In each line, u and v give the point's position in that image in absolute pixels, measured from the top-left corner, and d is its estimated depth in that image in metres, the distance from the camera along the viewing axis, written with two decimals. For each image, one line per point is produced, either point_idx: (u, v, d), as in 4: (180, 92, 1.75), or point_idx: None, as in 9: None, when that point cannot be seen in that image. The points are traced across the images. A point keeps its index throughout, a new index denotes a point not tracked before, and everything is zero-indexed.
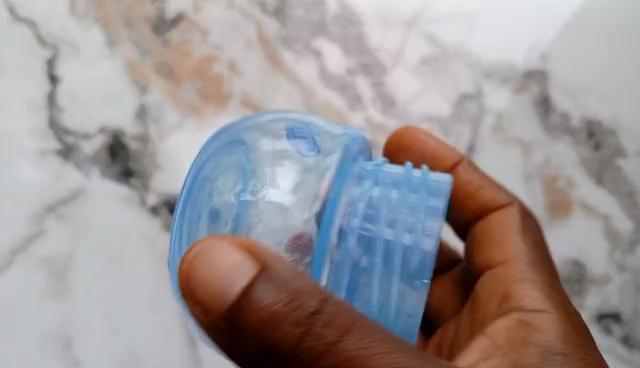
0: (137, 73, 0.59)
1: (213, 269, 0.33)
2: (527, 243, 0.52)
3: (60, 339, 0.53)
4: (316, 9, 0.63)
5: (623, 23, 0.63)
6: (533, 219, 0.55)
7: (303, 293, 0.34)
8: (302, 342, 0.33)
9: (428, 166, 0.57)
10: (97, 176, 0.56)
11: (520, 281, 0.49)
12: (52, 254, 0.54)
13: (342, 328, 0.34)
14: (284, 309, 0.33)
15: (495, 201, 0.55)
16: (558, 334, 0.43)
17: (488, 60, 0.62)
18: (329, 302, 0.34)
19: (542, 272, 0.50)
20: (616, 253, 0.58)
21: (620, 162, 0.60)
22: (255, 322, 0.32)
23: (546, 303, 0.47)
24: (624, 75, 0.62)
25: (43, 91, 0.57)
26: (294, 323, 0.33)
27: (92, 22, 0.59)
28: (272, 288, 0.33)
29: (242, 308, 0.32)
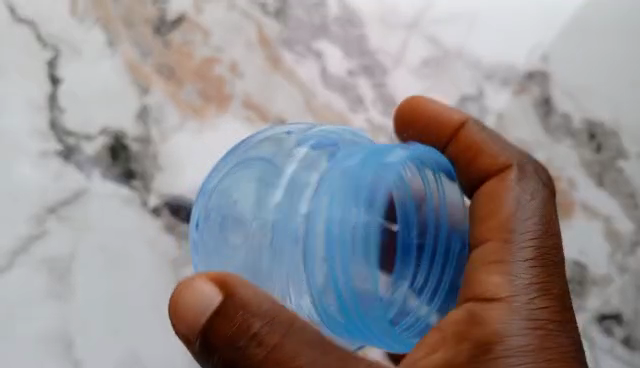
0: (137, 74, 0.58)
1: (190, 299, 0.41)
2: (525, 213, 0.48)
3: (62, 340, 0.54)
4: (317, 10, 0.62)
5: (623, 22, 0.62)
6: (538, 180, 0.50)
7: (258, 313, 0.40)
8: (259, 353, 0.40)
9: (437, 130, 0.56)
10: (98, 178, 0.56)
11: (517, 258, 0.47)
12: (53, 256, 0.55)
13: (291, 341, 0.40)
14: (243, 326, 0.40)
15: (497, 161, 0.52)
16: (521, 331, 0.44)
17: (488, 60, 0.61)
18: (279, 319, 0.40)
19: (535, 250, 0.47)
20: (617, 254, 0.59)
21: (622, 164, 0.60)
22: (222, 336, 0.40)
23: (525, 291, 0.46)
24: (623, 75, 0.62)
25: (44, 92, 0.57)
26: (251, 337, 0.40)
27: (93, 22, 0.58)
28: (232, 310, 0.40)
29: (213, 326, 0.40)
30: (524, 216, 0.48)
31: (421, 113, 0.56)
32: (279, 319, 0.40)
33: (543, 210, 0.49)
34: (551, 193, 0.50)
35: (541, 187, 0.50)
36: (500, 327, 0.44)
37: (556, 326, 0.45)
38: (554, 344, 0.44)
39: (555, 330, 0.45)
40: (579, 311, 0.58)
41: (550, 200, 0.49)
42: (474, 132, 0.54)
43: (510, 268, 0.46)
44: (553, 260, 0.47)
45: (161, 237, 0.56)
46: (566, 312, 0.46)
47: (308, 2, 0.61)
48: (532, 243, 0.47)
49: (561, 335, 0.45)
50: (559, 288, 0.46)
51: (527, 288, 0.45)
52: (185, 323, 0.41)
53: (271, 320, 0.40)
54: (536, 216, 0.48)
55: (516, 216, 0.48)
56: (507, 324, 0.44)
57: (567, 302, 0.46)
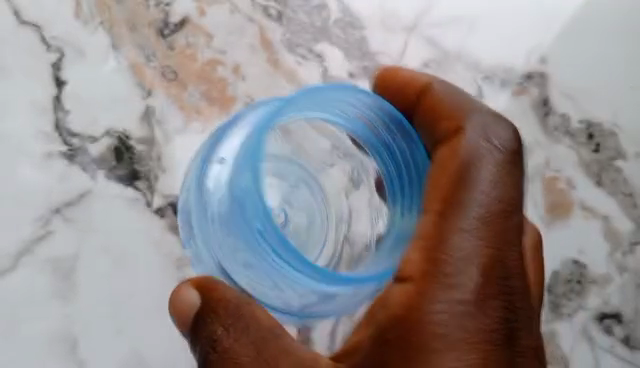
0: (141, 76, 0.59)
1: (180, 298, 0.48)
2: (480, 185, 0.47)
3: (66, 341, 0.55)
4: (319, 12, 0.62)
5: (619, 23, 0.63)
6: (493, 144, 0.48)
7: (229, 309, 0.46)
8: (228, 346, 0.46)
9: (403, 93, 0.52)
10: (102, 179, 0.57)
11: (462, 233, 0.46)
12: (58, 256, 0.55)
13: (256, 335, 0.46)
14: (216, 322, 0.46)
15: (454, 120, 0.49)
16: (441, 313, 0.45)
17: (488, 62, 0.62)
18: (245, 314, 0.46)
19: (480, 226, 0.46)
20: (617, 253, 0.59)
21: (620, 164, 0.61)
22: (202, 330, 0.47)
23: (458, 272, 0.46)
24: (620, 75, 0.62)
25: (49, 94, 0.57)
26: (222, 331, 0.46)
27: (97, 24, 0.59)
28: (210, 306, 0.47)
29: (198, 321, 0.47)
30: (480, 188, 0.47)
31: (391, 78, 0.53)
32: (242, 313, 0.46)
33: (498, 180, 0.47)
34: (512, 159, 0.48)
35: (502, 156, 0.48)
36: (423, 307, 0.45)
37: (482, 306, 0.46)
38: (474, 324, 0.45)
39: (479, 312, 0.45)
40: (579, 310, 0.58)
41: (510, 166, 0.48)
42: (438, 95, 0.51)
43: (453, 244, 0.46)
44: (494, 237, 0.47)
45: (165, 237, 0.57)
46: (500, 292, 0.46)
47: (310, 4, 0.62)
48: (478, 219, 0.46)
49: (485, 317, 0.46)
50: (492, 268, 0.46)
51: (462, 267, 0.46)
52: (179, 319, 0.48)
53: (234, 322, 0.46)
54: (490, 188, 0.47)
55: (470, 185, 0.47)
56: (430, 305, 0.45)
57: (503, 283, 0.46)
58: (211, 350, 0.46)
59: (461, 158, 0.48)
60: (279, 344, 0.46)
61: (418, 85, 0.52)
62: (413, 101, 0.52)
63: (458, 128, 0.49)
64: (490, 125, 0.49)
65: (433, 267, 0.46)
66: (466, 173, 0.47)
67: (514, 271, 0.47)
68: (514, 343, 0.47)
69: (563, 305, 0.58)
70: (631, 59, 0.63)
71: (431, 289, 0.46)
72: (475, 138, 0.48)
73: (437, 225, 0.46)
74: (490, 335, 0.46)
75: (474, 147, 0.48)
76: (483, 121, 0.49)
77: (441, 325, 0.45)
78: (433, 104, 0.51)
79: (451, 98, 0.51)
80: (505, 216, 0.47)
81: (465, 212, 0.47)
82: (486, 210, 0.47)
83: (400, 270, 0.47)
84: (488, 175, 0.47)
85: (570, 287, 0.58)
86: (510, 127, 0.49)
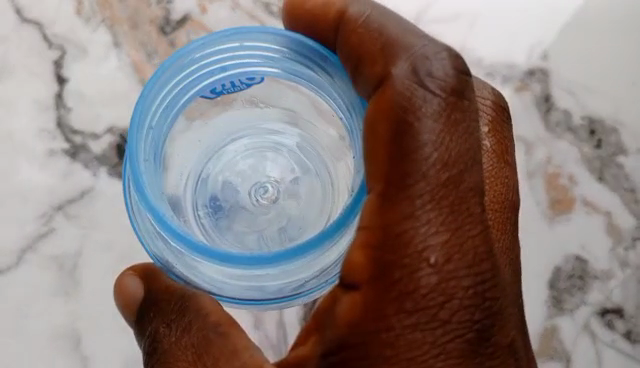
0: (142, 72, 0.58)
1: (128, 291, 0.45)
2: (428, 145, 0.38)
3: (70, 337, 0.55)
4: None
5: (619, 20, 0.63)
6: (425, 88, 0.39)
7: (171, 302, 0.42)
8: (175, 343, 0.42)
9: (315, 27, 0.44)
10: (105, 177, 0.56)
11: (410, 221, 0.38)
12: (60, 253, 0.55)
13: (200, 331, 0.42)
14: (162, 318, 0.43)
15: (378, 62, 0.41)
16: (406, 324, 0.38)
17: (490, 58, 0.62)
18: (189, 307, 0.42)
19: (430, 199, 0.38)
20: (619, 248, 0.59)
21: (622, 160, 0.61)
22: (150, 329, 0.43)
23: (408, 265, 0.38)
24: (620, 72, 0.62)
25: (51, 91, 0.58)
26: (168, 328, 0.43)
27: (99, 21, 0.59)
28: (156, 298, 0.43)
29: (145, 316, 0.44)
30: (423, 153, 0.38)
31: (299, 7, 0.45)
32: (189, 304, 0.42)
33: (442, 135, 0.39)
34: (455, 104, 0.40)
35: (442, 102, 0.39)
36: (369, 327, 0.38)
37: (438, 311, 0.38)
38: (430, 337, 0.38)
39: (434, 324, 0.38)
40: (581, 305, 0.58)
41: (450, 116, 0.39)
42: (357, 21, 0.43)
43: (402, 239, 0.38)
44: (452, 210, 0.39)
45: None
46: (468, 281, 0.39)
47: None
48: (427, 200, 0.38)
49: (449, 324, 0.38)
50: (457, 250, 0.39)
51: (412, 266, 0.38)
52: (127, 309, 0.45)
53: (176, 318, 0.42)
54: (433, 149, 0.39)
55: (412, 151, 0.38)
56: (378, 323, 0.38)
57: (466, 276, 0.39)
58: (153, 350, 0.43)
59: (396, 120, 0.39)
60: (226, 344, 0.41)
61: (333, 12, 0.44)
62: (332, 32, 0.44)
63: (384, 74, 0.40)
64: (422, 60, 0.40)
65: (380, 271, 0.38)
66: (403, 135, 0.39)
67: (481, 254, 0.39)
68: (499, 355, 0.40)
69: (565, 301, 0.58)
70: (631, 56, 0.63)
71: (382, 293, 0.38)
72: (405, 90, 0.39)
73: (378, 214, 0.38)
74: (452, 344, 0.38)
75: (407, 95, 0.39)
76: (412, 58, 0.40)
77: (390, 347, 0.38)
78: (358, 42, 0.42)
79: (375, 31, 0.42)
80: (455, 179, 0.39)
81: (408, 194, 0.38)
82: (433, 185, 0.39)
83: (347, 273, 0.39)
84: (430, 130, 0.39)
85: (572, 283, 0.58)
86: (446, 54, 0.40)
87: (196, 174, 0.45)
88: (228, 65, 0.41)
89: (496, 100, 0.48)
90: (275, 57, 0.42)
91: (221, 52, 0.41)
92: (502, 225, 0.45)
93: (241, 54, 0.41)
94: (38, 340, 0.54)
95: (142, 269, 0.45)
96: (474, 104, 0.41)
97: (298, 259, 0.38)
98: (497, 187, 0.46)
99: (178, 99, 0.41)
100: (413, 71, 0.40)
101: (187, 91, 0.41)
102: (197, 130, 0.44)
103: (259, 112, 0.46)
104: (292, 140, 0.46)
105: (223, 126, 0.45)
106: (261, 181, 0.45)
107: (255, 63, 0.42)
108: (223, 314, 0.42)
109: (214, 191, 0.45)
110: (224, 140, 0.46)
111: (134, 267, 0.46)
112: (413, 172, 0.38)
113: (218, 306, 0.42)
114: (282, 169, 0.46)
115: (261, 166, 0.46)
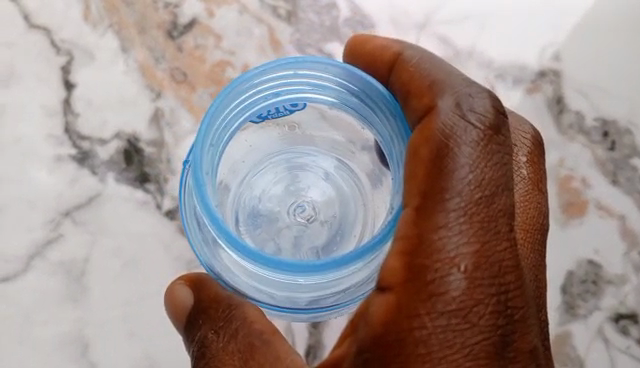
0: (149, 77, 0.58)
1: (176, 299, 0.45)
2: (468, 166, 0.38)
3: (78, 343, 0.54)
4: (329, 11, 0.61)
5: (627, 19, 0.62)
6: (469, 120, 0.39)
7: (220, 309, 0.43)
8: (222, 349, 0.42)
9: (370, 69, 0.46)
10: (112, 182, 0.56)
11: (442, 231, 0.37)
12: (68, 259, 0.55)
13: (248, 341, 0.42)
14: (209, 323, 0.43)
15: (426, 94, 0.41)
16: (441, 324, 0.37)
17: (500, 59, 0.61)
18: (238, 315, 0.42)
19: (468, 215, 0.38)
20: (632, 252, 0.58)
21: (636, 162, 0.60)
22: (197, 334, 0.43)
23: (445, 269, 0.37)
24: (630, 71, 0.61)
25: (59, 97, 0.57)
26: (215, 335, 0.42)
27: (106, 27, 0.59)
28: (204, 305, 0.43)
29: (192, 322, 0.44)
30: (459, 173, 0.38)
31: (363, 48, 0.47)
32: (236, 313, 0.42)
33: (478, 160, 0.39)
34: (494, 137, 0.39)
35: (480, 134, 0.39)
36: (402, 324, 0.37)
37: (468, 312, 0.37)
38: (460, 337, 0.37)
39: (464, 324, 0.37)
40: (595, 311, 0.57)
41: (489, 145, 0.39)
42: (409, 62, 0.44)
43: (432, 246, 0.37)
44: (485, 223, 0.38)
45: (176, 240, 0.55)
46: (492, 290, 0.38)
47: (319, 2, 0.61)
48: (461, 213, 0.38)
49: (477, 326, 0.37)
50: (492, 259, 0.38)
51: (442, 270, 0.37)
52: (175, 316, 0.46)
53: (223, 325, 0.42)
54: (468, 171, 0.38)
55: (449, 172, 0.38)
56: (411, 320, 0.37)
57: (491, 284, 0.38)
58: (201, 355, 0.42)
59: (437, 141, 0.38)
60: (271, 352, 0.41)
61: (389, 55, 0.45)
62: (385, 72, 0.45)
63: (430, 106, 0.40)
64: (464, 97, 0.40)
65: (414, 276, 0.37)
66: (443, 158, 0.38)
67: (507, 267, 0.38)
68: (521, 359, 0.39)
69: (578, 306, 0.57)
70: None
71: (417, 297, 0.37)
72: (449, 119, 0.39)
73: (417, 226, 0.38)
74: (480, 346, 0.37)
75: (449, 124, 0.39)
76: (454, 94, 0.40)
77: (426, 344, 0.37)
78: (407, 80, 0.43)
79: (425, 72, 0.42)
80: (487, 200, 0.38)
81: (444, 206, 0.38)
82: (469, 200, 0.38)
83: (382, 277, 0.38)
84: (468, 155, 0.38)
85: (586, 288, 0.57)
86: (486, 94, 0.41)
87: (235, 191, 0.44)
88: (282, 90, 0.42)
89: (535, 137, 0.48)
90: (326, 85, 0.42)
91: (276, 79, 0.41)
92: (533, 245, 0.45)
93: (294, 81, 0.41)
94: (45, 347, 0.54)
95: (192, 278, 0.45)
96: (510, 141, 0.41)
97: (342, 270, 0.38)
98: (530, 210, 0.46)
99: (234, 120, 0.41)
100: (456, 105, 0.40)
101: (244, 112, 0.42)
102: (239, 148, 0.44)
103: (299, 137, 0.46)
104: (331, 164, 0.46)
105: (263, 145, 0.45)
106: (299, 199, 0.45)
107: (303, 90, 0.42)
108: (267, 322, 0.42)
109: (256, 206, 0.45)
110: (264, 162, 0.45)
111: (185, 276, 0.46)
112: (453, 188, 0.38)
113: (261, 314, 0.42)
114: (320, 190, 0.46)
115: (297, 187, 0.46)
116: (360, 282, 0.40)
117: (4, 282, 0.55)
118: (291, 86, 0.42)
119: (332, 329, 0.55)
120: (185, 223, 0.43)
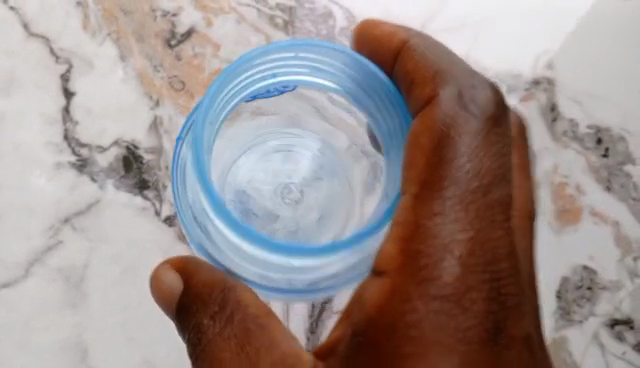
0: (148, 85, 0.59)
1: (162, 284, 0.44)
2: (464, 156, 0.41)
3: (76, 348, 0.54)
4: (325, 21, 0.61)
5: (624, 20, 0.63)
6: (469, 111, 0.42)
7: (214, 294, 0.42)
8: (218, 334, 0.42)
9: (373, 54, 0.47)
10: (111, 189, 0.56)
11: (436, 218, 0.40)
12: (67, 265, 0.55)
13: (244, 325, 0.42)
14: (202, 308, 0.43)
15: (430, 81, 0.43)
16: (434, 309, 0.40)
17: (496, 68, 0.62)
18: (233, 300, 0.42)
19: (461, 203, 0.41)
20: (627, 258, 0.59)
21: (629, 169, 0.60)
22: (188, 318, 0.43)
23: (439, 255, 0.40)
24: (630, 71, 0.62)
25: (59, 105, 0.58)
26: (209, 320, 0.43)
27: (105, 35, 0.59)
28: (195, 290, 0.43)
29: (181, 307, 0.44)
30: (457, 163, 0.41)
31: (370, 32, 0.47)
32: (231, 297, 0.42)
33: (476, 150, 0.42)
34: (490, 130, 0.43)
35: (479, 125, 0.42)
36: (398, 308, 0.40)
37: (461, 298, 0.40)
38: (453, 322, 0.40)
39: (457, 309, 0.40)
40: (590, 316, 0.58)
41: (486, 138, 0.42)
42: (416, 51, 0.45)
43: (428, 232, 0.40)
44: (478, 211, 0.41)
45: (175, 247, 0.56)
46: (483, 276, 0.40)
47: (315, 12, 0.61)
48: (456, 202, 0.41)
49: (469, 311, 0.40)
50: (483, 247, 0.41)
51: (437, 255, 0.40)
52: (160, 301, 0.45)
53: (218, 310, 0.42)
54: (467, 161, 0.41)
55: (448, 160, 0.41)
56: (404, 304, 0.40)
57: (484, 272, 0.41)
58: (197, 340, 0.43)
59: (436, 129, 0.41)
60: (267, 336, 0.42)
61: (397, 42, 0.46)
62: (391, 58, 0.46)
63: (432, 94, 0.43)
64: (468, 88, 0.43)
65: (411, 260, 0.40)
66: (444, 145, 0.41)
67: (500, 254, 0.41)
68: (512, 346, 0.41)
69: (574, 312, 0.58)
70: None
71: (412, 281, 0.40)
72: (449, 109, 0.42)
73: (412, 211, 0.40)
74: (472, 329, 0.40)
75: (450, 113, 0.42)
76: (458, 84, 0.43)
77: (415, 328, 0.40)
78: (412, 68, 0.44)
79: (433, 62, 0.44)
80: (481, 191, 0.42)
81: (440, 192, 0.41)
82: (464, 189, 0.41)
83: (379, 262, 0.40)
84: (466, 145, 0.42)
85: (581, 294, 0.58)
86: (488, 86, 0.44)
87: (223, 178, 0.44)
88: (279, 73, 0.42)
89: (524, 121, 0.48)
90: (322, 69, 0.43)
91: (276, 61, 0.42)
92: (527, 231, 0.44)
93: (293, 64, 0.42)
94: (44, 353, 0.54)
95: (179, 263, 0.45)
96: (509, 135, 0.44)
97: (333, 255, 0.39)
98: (522, 195, 0.45)
99: (233, 99, 0.41)
100: (458, 95, 0.43)
101: (242, 92, 0.42)
102: (233, 129, 0.44)
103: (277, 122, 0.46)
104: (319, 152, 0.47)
105: (254, 126, 0.45)
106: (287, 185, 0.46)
107: (300, 73, 0.42)
108: (260, 305, 0.42)
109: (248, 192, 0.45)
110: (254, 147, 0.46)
111: (171, 260, 0.45)
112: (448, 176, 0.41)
113: (254, 297, 0.42)
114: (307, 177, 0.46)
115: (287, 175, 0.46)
116: (347, 267, 0.41)
117: (3, 288, 0.55)
118: (289, 70, 0.42)
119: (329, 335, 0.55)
120: (177, 201, 0.43)
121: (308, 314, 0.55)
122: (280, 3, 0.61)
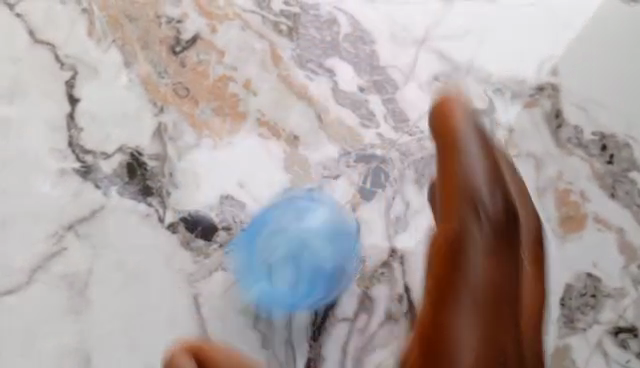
0: (152, 91, 0.59)
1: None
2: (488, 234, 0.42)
3: (78, 357, 0.53)
4: (330, 27, 0.62)
5: (623, 21, 0.63)
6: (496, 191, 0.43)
7: None
8: None
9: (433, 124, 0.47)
10: (115, 195, 0.56)
11: (461, 298, 0.41)
12: (70, 271, 0.55)
13: None
14: None
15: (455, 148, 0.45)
16: None
17: (500, 74, 0.62)
18: None
19: (484, 289, 0.42)
20: (631, 265, 0.58)
21: (634, 175, 0.59)
22: None
23: (464, 333, 0.41)
24: (621, 71, 0.62)
25: (63, 111, 0.58)
26: None
27: (110, 42, 0.60)
28: None
29: None
30: (479, 238, 0.42)
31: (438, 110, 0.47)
32: None
33: (500, 228, 0.42)
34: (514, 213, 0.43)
35: (506, 205, 0.43)
36: None
37: None
38: None
39: None
40: (595, 324, 0.57)
41: (507, 218, 0.43)
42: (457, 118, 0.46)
43: (449, 309, 0.41)
44: (501, 293, 0.42)
45: (178, 253, 0.55)
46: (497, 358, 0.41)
47: (320, 18, 0.62)
48: (479, 283, 0.42)
49: None
50: (503, 329, 0.42)
51: (458, 338, 0.41)
52: None
53: None
54: (490, 236, 0.42)
55: (472, 242, 0.42)
56: None
57: (503, 351, 0.41)
58: None
59: (461, 211, 0.43)
60: None
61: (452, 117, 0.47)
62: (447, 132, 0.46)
63: (458, 169, 0.44)
64: (494, 158, 0.45)
65: (435, 333, 0.41)
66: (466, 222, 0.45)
67: (516, 332, 0.42)
68: None
69: (577, 319, 0.57)
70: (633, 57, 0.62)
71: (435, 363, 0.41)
72: (469, 185, 0.43)
73: (436, 287, 0.42)
74: None
75: (476, 193, 0.43)
76: (490, 156, 0.45)
77: None
78: (448, 134, 0.46)
79: (468, 132, 0.46)
80: (502, 272, 0.42)
81: (464, 275, 0.42)
82: (487, 274, 0.42)
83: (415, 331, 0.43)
84: (488, 223, 0.42)
85: (585, 301, 0.57)
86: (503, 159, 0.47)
87: None
88: None
89: None
90: None
91: None
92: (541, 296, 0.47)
93: None
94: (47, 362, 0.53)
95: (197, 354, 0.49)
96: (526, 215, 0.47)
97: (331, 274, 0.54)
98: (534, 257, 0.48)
99: None
100: (489, 169, 0.44)
101: None
102: None
103: None
104: None
105: None
106: None
107: None
108: None
109: None
110: None
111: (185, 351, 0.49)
112: (472, 252, 0.42)
113: None
114: None
115: None
116: None
117: (7, 295, 0.54)
118: None
119: (332, 343, 0.54)
120: None
121: (310, 322, 0.55)
122: (285, 10, 0.62)
